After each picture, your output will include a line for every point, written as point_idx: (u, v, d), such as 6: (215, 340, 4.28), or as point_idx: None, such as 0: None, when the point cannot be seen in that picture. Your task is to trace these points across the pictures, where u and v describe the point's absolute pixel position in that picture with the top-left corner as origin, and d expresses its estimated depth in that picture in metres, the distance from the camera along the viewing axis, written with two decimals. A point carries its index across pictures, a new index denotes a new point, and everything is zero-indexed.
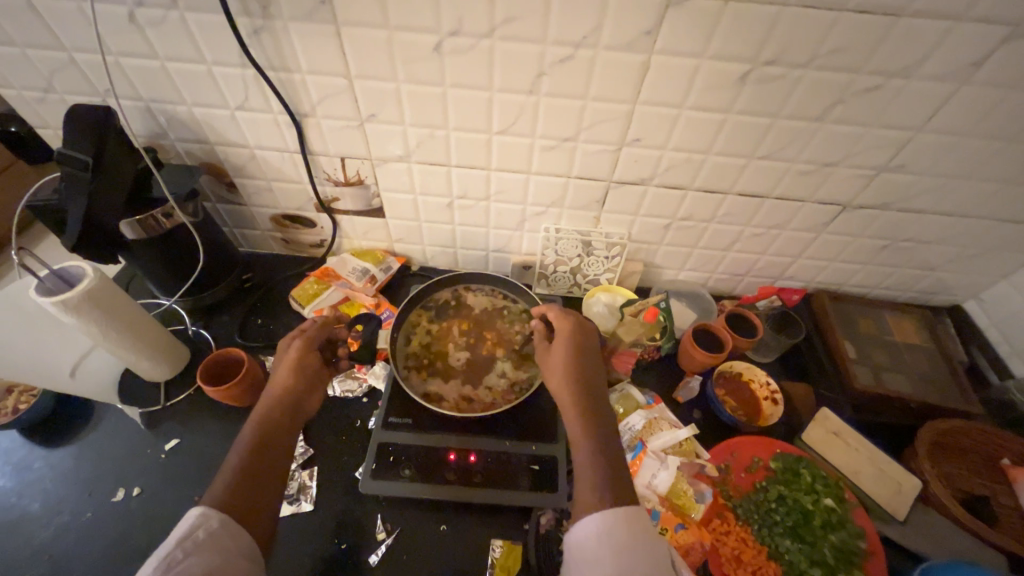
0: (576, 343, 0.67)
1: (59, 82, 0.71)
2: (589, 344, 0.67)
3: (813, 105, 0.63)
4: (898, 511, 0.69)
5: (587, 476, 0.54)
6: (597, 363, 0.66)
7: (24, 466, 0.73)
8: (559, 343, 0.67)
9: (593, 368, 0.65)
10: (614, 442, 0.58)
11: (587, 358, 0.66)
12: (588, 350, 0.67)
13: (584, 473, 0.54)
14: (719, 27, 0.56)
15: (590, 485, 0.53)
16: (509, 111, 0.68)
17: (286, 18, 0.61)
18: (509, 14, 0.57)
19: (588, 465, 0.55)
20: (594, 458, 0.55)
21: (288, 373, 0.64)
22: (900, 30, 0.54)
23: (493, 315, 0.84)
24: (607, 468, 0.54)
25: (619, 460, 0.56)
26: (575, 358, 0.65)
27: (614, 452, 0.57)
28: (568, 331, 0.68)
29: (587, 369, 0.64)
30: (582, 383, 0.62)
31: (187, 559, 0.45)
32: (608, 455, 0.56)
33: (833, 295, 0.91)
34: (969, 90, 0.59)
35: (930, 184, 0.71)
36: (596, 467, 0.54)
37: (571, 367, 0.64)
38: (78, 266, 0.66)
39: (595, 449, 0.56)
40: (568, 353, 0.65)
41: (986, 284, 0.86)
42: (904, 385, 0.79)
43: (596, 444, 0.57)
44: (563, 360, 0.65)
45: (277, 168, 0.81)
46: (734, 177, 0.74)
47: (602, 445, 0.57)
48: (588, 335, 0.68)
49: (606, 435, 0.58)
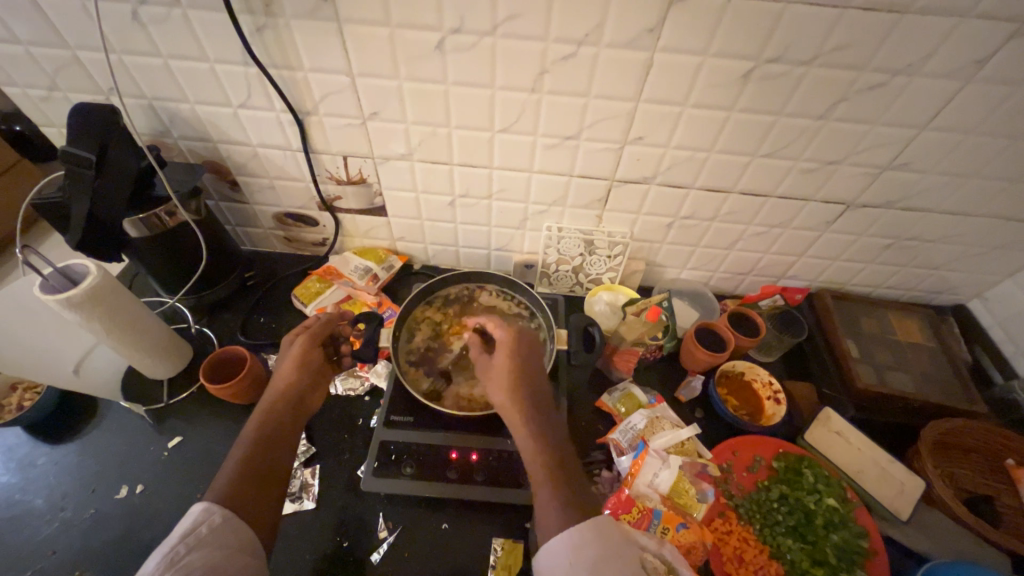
0: (519, 356, 0.65)
1: (63, 80, 0.71)
2: (531, 356, 0.67)
3: (816, 103, 0.63)
4: (902, 512, 0.69)
5: (546, 493, 0.53)
6: (543, 374, 0.66)
7: (28, 462, 0.73)
8: (500, 356, 0.65)
9: (541, 380, 0.64)
10: (568, 452, 0.58)
11: (533, 370, 0.65)
12: (531, 362, 0.66)
13: (541, 492, 0.53)
14: (721, 25, 0.56)
15: (549, 503, 0.52)
16: (511, 109, 0.68)
17: (289, 16, 0.61)
18: (511, 11, 0.57)
19: (545, 482, 0.54)
20: (550, 473, 0.54)
21: (291, 369, 0.65)
22: (904, 27, 0.54)
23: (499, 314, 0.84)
24: (564, 484, 0.54)
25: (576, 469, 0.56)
26: (520, 371, 0.64)
27: (570, 466, 0.56)
28: (510, 344, 0.66)
29: (534, 382, 0.64)
30: (530, 398, 0.61)
31: (189, 553, 0.46)
32: (565, 469, 0.55)
33: (836, 294, 0.91)
34: (973, 87, 0.59)
35: (935, 182, 0.71)
36: (554, 484, 0.53)
37: (516, 381, 0.63)
38: (83, 265, 0.67)
39: (550, 465, 0.55)
40: (511, 367, 0.64)
41: (990, 283, 0.86)
42: (907, 385, 0.79)
43: (551, 459, 0.56)
44: (508, 373, 0.63)
45: (279, 166, 0.81)
46: (737, 176, 0.74)
47: (557, 459, 0.56)
48: (529, 346, 0.67)
49: (560, 452, 0.57)
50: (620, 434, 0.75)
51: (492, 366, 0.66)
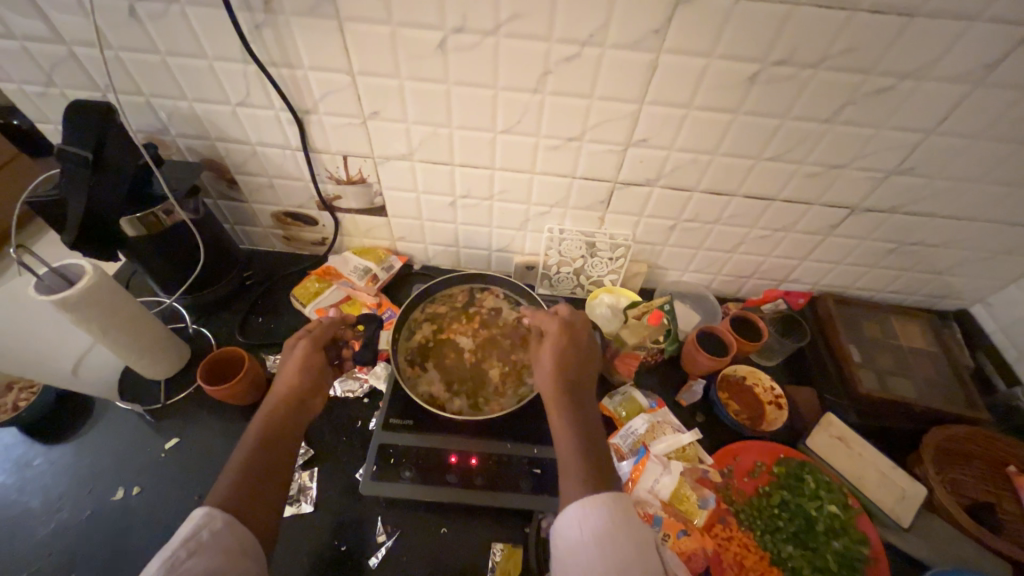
0: (569, 344, 0.66)
1: (59, 77, 0.70)
2: (580, 347, 0.66)
3: (822, 107, 0.62)
4: (903, 518, 0.69)
5: (573, 473, 0.54)
6: (589, 365, 0.66)
7: (25, 462, 0.73)
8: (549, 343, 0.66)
9: (587, 369, 0.65)
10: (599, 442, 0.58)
11: (579, 362, 0.65)
12: (581, 350, 0.66)
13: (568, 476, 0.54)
14: (727, 27, 0.55)
15: (573, 481, 0.54)
16: (514, 109, 0.67)
17: (289, 13, 0.60)
18: (514, 11, 0.56)
19: (573, 463, 0.55)
20: (580, 456, 0.56)
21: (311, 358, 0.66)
22: (913, 31, 0.53)
23: (502, 318, 0.83)
24: (592, 467, 0.55)
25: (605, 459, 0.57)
26: (566, 357, 0.65)
27: (600, 456, 0.57)
28: (558, 332, 0.67)
29: (578, 368, 0.64)
30: (569, 383, 0.63)
31: (190, 559, 0.45)
32: (594, 459, 0.56)
33: (838, 298, 0.90)
34: (981, 91, 0.58)
35: (940, 187, 0.70)
36: (583, 465, 0.55)
37: (561, 366, 0.64)
38: (78, 265, 0.65)
39: (582, 450, 0.57)
40: (557, 355, 0.65)
41: (994, 288, 0.85)
42: (909, 390, 0.78)
43: (581, 449, 0.56)
44: (553, 358, 0.65)
45: (279, 165, 0.80)
46: (741, 179, 0.73)
47: (587, 447, 0.57)
48: (581, 334, 0.68)
49: (592, 441, 0.58)
50: (621, 439, 0.74)
51: (541, 351, 0.66)
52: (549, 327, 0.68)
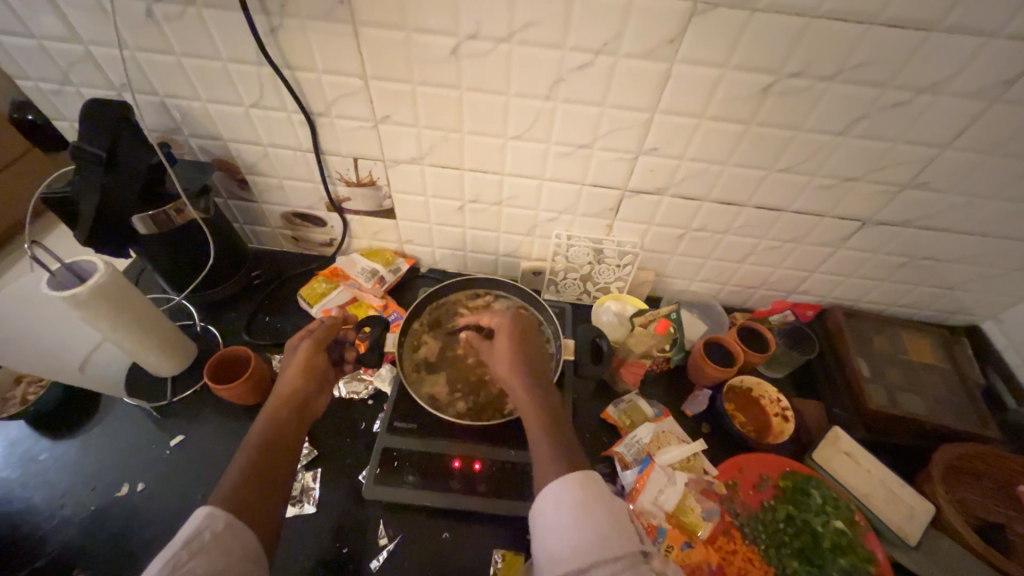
0: (518, 338, 0.70)
1: (76, 76, 0.71)
2: (527, 339, 0.71)
3: (835, 120, 0.62)
4: (910, 536, 0.68)
5: (546, 454, 0.56)
6: (538, 353, 0.70)
7: (30, 457, 0.73)
8: (501, 338, 0.70)
9: (537, 358, 0.69)
10: (567, 425, 0.61)
11: (530, 352, 0.69)
12: (529, 341, 0.71)
13: (542, 457, 0.56)
14: (743, 38, 0.55)
15: (545, 458, 0.56)
16: (525, 116, 0.67)
17: (305, 18, 0.60)
18: (529, 18, 0.57)
19: (543, 441, 0.58)
20: (549, 435, 0.58)
21: (306, 353, 0.67)
22: (930, 47, 0.53)
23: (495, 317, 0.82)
24: (563, 443, 0.57)
25: (574, 440, 0.59)
26: (519, 349, 0.68)
27: (567, 436, 0.59)
28: (509, 326, 0.71)
29: (530, 357, 0.68)
30: (527, 369, 0.66)
31: (192, 560, 0.45)
32: (562, 439, 0.58)
33: (848, 310, 0.90)
34: (998, 108, 0.58)
35: (954, 203, 0.69)
36: (552, 443, 0.57)
37: (517, 356, 0.67)
38: (89, 261, 0.66)
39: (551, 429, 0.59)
40: (510, 346, 0.69)
41: (1005, 305, 0.84)
42: (917, 406, 0.77)
43: (550, 430, 0.59)
44: (508, 349, 0.68)
45: (289, 166, 0.81)
46: (752, 190, 0.73)
47: (554, 429, 0.59)
48: (528, 330, 0.73)
49: (559, 423, 0.60)
50: (625, 448, 0.74)
51: (495, 347, 0.70)
52: (498, 323, 0.72)
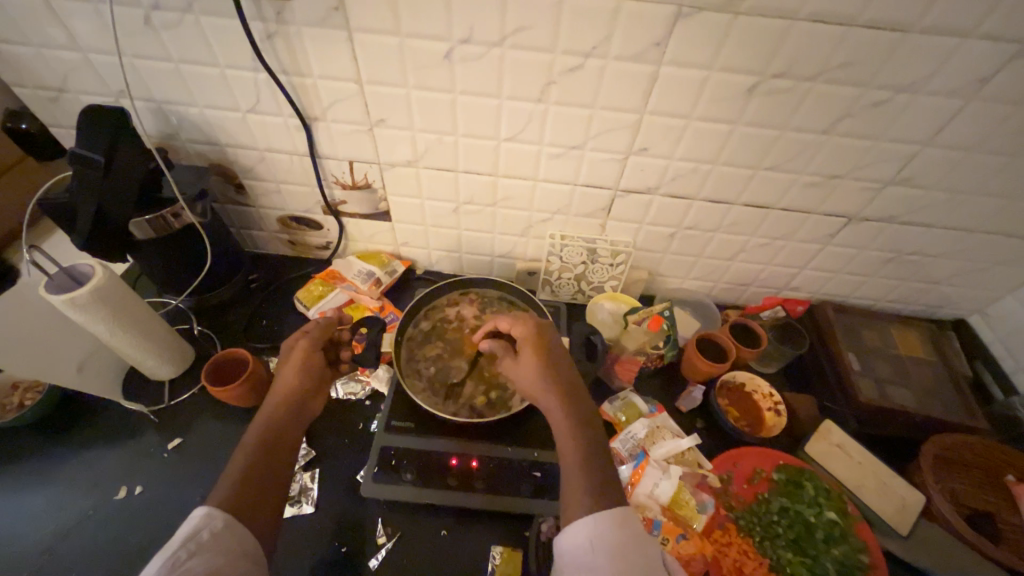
0: (547, 351, 0.66)
1: (74, 82, 0.72)
2: (554, 344, 0.67)
3: (819, 119, 0.63)
4: (901, 526, 0.69)
5: (575, 476, 0.55)
6: (568, 360, 0.66)
7: (27, 463, 0.73)
8: (524, 347, 0.66)
9: (567, 366, 0.65)
10: (600, 441, 0.58)
11: (558, 360, 0.65)
12: (555, 346, 0.67)
13: (572, 478, 0.55)
14: (727, 41, 0.57)
15: (580, 489, 0.53)
16: (518, 118, 0.69)
17: (300, 24, 0.61)
18: (520, 23, 0.58)
19: (574, 462, 0.56)
20: (581, 455, 0.56)
21: (298, 368, 0.66)
22: (908, 47, 0.55)
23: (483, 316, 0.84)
24: (596, 471, 0.55)
25: (607, 458, 0.57)
26: (545, 358, 0.65)
27: (600, 454, 0.57)
28: (532, 334, 0.67)
29: (559, 365, 0.65)
30: (557, 382, 0.63)
31: (191, 559, 0.45)
32: (595, 460, 0.56)
33: (837, 306, 0.91)
34: (975, 105, 0.59)
35: (938, 198, 0.71)
36: (586, 472, 0.55)
37: (543, 366, 0.64)
38: (87, 265, 0.66)
39: (587, 456, 0.56)
40: (535, 356, 0.65)
41: (991, 298, 0.86)
42: (906, 399, 0.79)
43: (581, 451, 0.57)
44: (535, 359, 0.65)
45: (286, 170, 0.82)
46: (740, 188, 0.74)
47: (586, 449, 0.57)
48: (551, 334, 0.69)
49: (591, 440, 0.58)
50: (622, 443, 0.74)
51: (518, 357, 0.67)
52: (523, 335, 0.68)
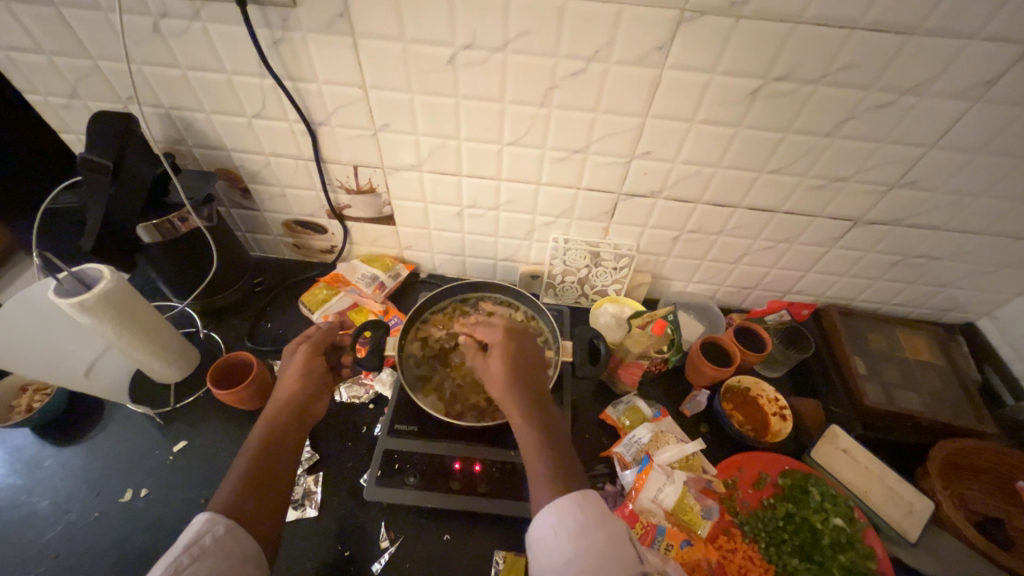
0: (512, 350, 0.67)
1: (84, 90, 0.73)
2: (523, 351, 0.68)
3: (823, 122, 0.63)
4: (909, 532, 0.68)
5: (541, 480, 0.55)
6: (536, 368, 0.67)
7: (35, 464, 0.74)
8: (495, 352, 0.67)
9: (536, 375, 0.66)
10: (565, 449, 0.59)
11: (526, 366, 0.66)
12: (525, 353, 0.68)
13: (539, 483, 0.55)
14: (729, 44, 0.57)
15: (547, 495, 0.54)
16: (521, 122, 0.69)
17: (305, 30, 0.62)
18: (522, 28, 0.58)
19: (541, 468, 0.56)
20: (546, 461, 0.57)
21: (297, 373, 0.66)
22: (912, 48, 0.55)
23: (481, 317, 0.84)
24: (562, 477, 0.55)
25: (573, 465, 0.58)
26: (514, 364, 0.65)
27: (566, 461, 0.58)
28: (504, 340, 0.68)
29: (527, 372, 0.65)
30: (523, 388, 0.63)
31: (194, 564, 0.45)
32: (561, 467, 0.57)
33: (843, 309, 0.91)
34: (982, 106, 0.59)
35: (944, 200, 0.70)
36: (550, 477, 0.55)
37: (512, 372, 0.64)
38: (97, 268, 0.68)
39: (548, 460, 0.57)
40: (506, 362, 0.65)
41: (1000, 301, 0.85)
42: (915, 403, 0.78)
43: (547, 457, 0.57)
44: (504, 364, 0.65)
45: (291, 174, 0.82)
46: (744, 192, 0.74)
47: (552, 455, 0.57)
48: (524, 340, 0.69)
49: (557, 446, 0.59)
50: (625, 448, 0.74)
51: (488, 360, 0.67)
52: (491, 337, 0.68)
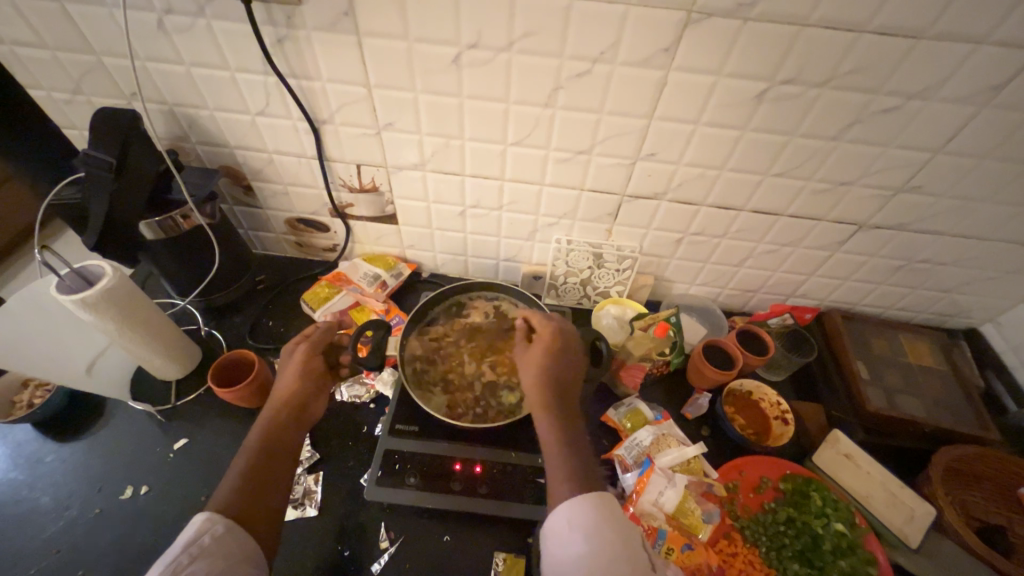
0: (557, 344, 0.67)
1: (88, 85, 0.73)
2: (567, 350, 0.67)
3: (828, 125, 0.63)
4: (910, 539, 0.68)
5: (558, 478, 0.55)
6: (575, 369, 0.66)
7: (36, 459, 0.74)
8: (539, 348, 0.67)
9: (571, 375, 0.65)
10: (585, 452, 0.59)
11: (562, 365, 0.65)
12: (568, 353, 0.67)
13: (556, 481, 0.55)
14: (735, 46, 0.57)
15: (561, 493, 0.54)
16: (524, 122, 0.69)
17: (310, 28, 0.62)
18: (527, 28, 0.58)
19: (559, 466, 0.56)
20: (566, 458, 0.57)
21: (295, 375, 0.66)
22: (920, 52, 0.54)
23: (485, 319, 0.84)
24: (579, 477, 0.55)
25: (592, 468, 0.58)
26: (553, 363, 0.65)
27: (585, 463, 0.57)
28: (551, 337, 0.67)
29: (563, 372, 0.65)
30: (555, 387, 0.63)
31: (193, 563, 0.45)
32: (580, 467, 0.56)
33: (846, 314, 0.90)
34: (988, 112, 0.59)
35: (949, 206, 0.70)
36: (568, 476, 0.55)
37: (548, 371, 0.64)
38: (99, 265, 0.67)
39: (568, 459, 0.57)
40: (545, 359, 0.65)
41: (1004, 307, 0.85)
42: (917, 408, 0.78)
43: (567, 457, 0.57)
44: (543, 360, 0.65)
45: (294, 172, 0.82)
46: (748, 195, 0.74)
47: (572, 455, 0.57)
48: (571, 341, 0.68)
49: (579, 448, 0.59)
50: (625, 450, 0.74)
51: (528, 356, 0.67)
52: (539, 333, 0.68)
